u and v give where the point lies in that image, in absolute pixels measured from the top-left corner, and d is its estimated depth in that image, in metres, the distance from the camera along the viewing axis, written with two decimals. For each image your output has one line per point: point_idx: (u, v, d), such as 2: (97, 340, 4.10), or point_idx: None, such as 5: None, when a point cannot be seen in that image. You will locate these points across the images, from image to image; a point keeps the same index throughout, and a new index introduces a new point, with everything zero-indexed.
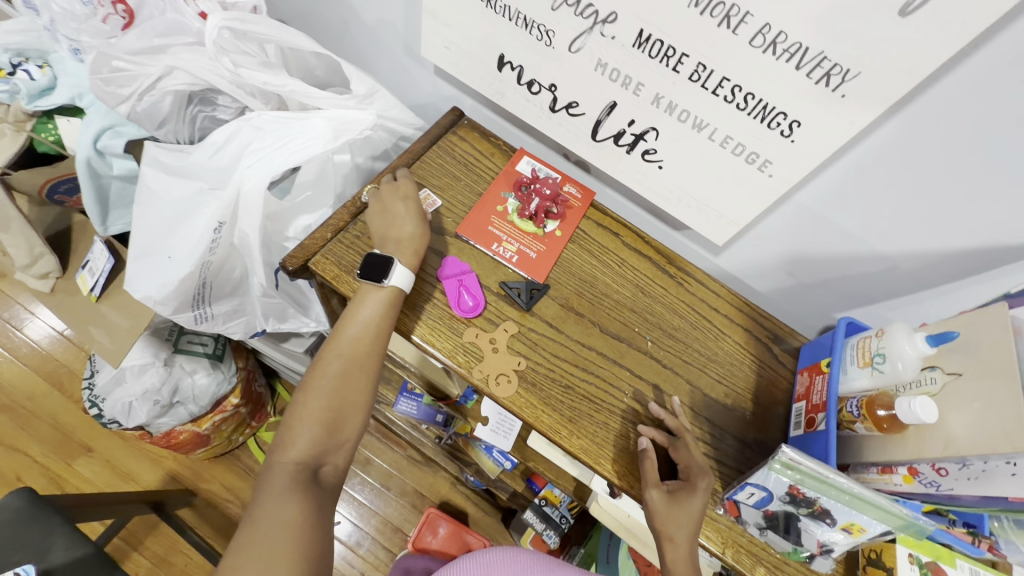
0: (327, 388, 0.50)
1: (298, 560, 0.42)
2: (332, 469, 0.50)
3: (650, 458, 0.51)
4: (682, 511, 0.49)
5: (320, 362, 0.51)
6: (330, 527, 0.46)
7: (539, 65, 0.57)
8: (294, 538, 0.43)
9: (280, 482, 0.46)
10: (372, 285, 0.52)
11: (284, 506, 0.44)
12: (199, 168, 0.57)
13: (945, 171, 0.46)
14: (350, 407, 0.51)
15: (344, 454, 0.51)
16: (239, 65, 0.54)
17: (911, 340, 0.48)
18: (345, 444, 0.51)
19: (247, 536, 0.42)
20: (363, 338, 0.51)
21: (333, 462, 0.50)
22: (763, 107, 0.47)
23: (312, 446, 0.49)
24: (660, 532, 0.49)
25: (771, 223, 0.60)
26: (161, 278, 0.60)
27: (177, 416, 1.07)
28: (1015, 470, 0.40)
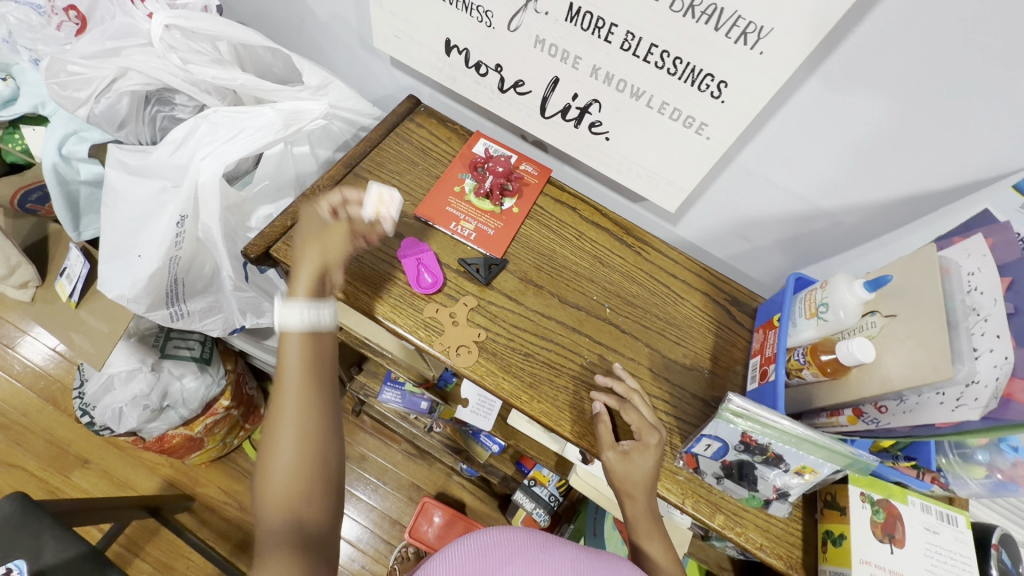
0: (289, 438, 0.48)
1: None
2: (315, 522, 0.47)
3: (599, 424, 0.53)
4: (639, 469, 0.51)
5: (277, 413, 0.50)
6: None
7: (483, 46, 0.59)
8: None
9: (266, 548, 0.44)
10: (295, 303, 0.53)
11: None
12: (160, 166, 0.59)
13: (891, 135, 0.48)
14: (318, 444, 0.49)
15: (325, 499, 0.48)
16: (188, 62, 0.56)
17: (851, 288, 0.50)
18: (325, 486, 0.49)
19: None
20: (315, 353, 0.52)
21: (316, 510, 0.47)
22: (691, 70, 0.48)
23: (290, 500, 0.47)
24: (621, 488, 0.52)
25: (719, 187, 0.62)
26: (132, 276, 0.62)
27: (168, 420, 1.08)
28: (943, 399, 0.42)
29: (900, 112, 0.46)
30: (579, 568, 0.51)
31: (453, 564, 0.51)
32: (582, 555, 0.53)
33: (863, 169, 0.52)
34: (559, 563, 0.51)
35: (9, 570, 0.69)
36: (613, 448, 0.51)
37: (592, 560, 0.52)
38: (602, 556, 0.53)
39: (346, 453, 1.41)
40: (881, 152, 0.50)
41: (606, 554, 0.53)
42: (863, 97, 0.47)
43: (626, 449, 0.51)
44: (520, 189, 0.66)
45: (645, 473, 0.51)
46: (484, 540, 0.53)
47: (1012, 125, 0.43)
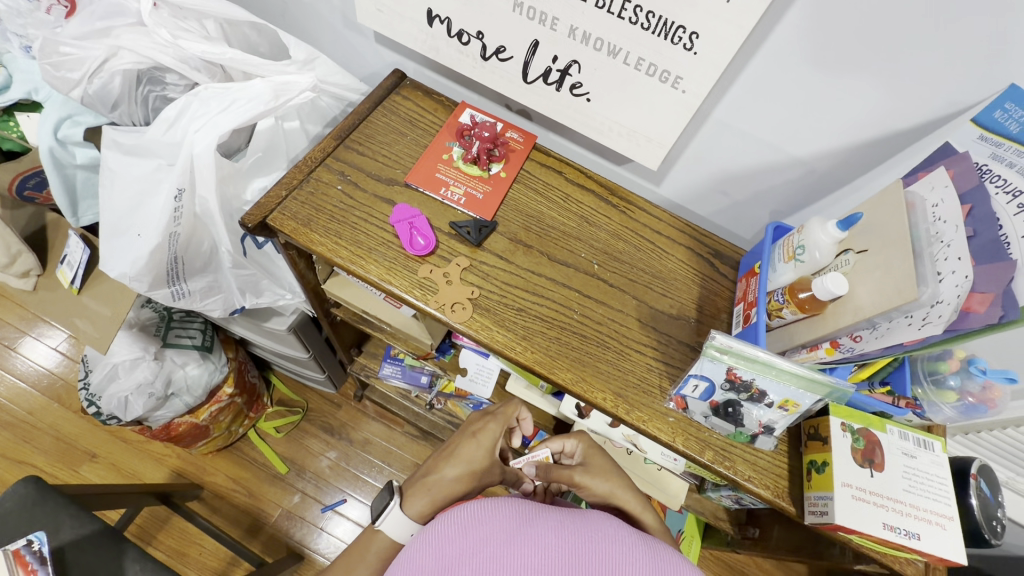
0: None
1: None
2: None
3: (550, 468, 0.59)
4: (597, 471, 0.57)
5: None
6: None
7: (464, 14, 0.61)
8: None
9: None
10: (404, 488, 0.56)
11: None
12: (155, 144, 0.60)
13: (865, 93, 0.51)
14: None
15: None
16: (178, 38, 0.57)
17: (824, 229, 0.52)
18: None
19: None
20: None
21: None
22: (664, 24, 0.50)
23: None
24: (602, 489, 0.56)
25: (698, 144, 0.64)
26: (133, 254, 0.64)
27: (174, 407, 1.10)
28: (911, 321, 0.45)
29: (871, 71, 0.49)
30: (566, 535, 0.39)
31: (422, 564, 0.40)
32: (568, 519, 0.41)
33: (836, 121, 0.54)
34: (545, 535, 0.39)
35: (31, 541, 0.68)
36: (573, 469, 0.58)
37: (581, 524, 0.41)
38: (589, 515, 0.43)
39: (350, 437, 1.43)
40: (859, 114, 0.53)
41: (594, 512, 0.43)
42: (841, 75, 0.51)
43: (582, 468, 0.58)
44: (507, 155, 0.68)
45: (602, 480, 0.56)
46: (454, 525, 0.41)
47: (967, 60, 0.45)
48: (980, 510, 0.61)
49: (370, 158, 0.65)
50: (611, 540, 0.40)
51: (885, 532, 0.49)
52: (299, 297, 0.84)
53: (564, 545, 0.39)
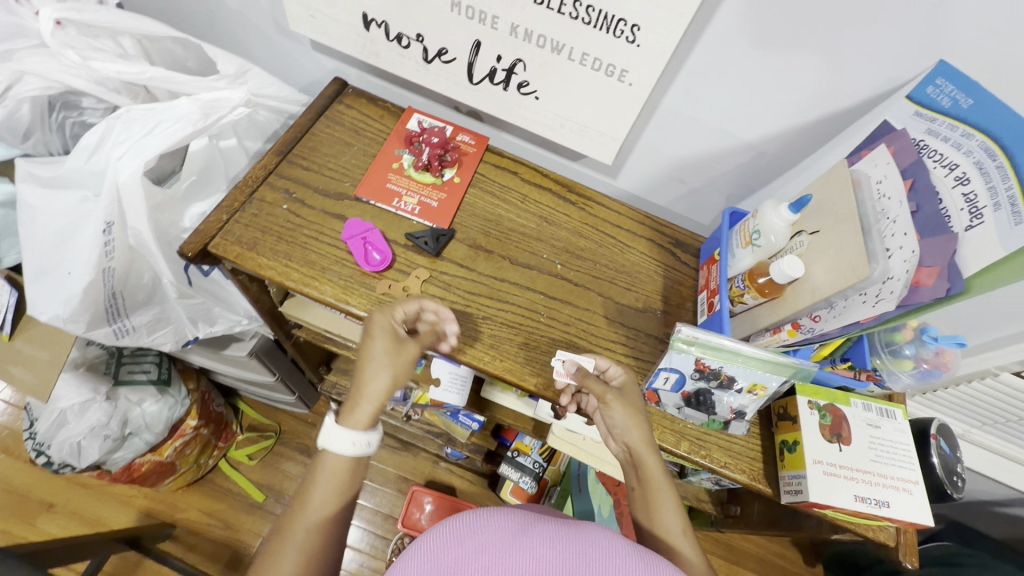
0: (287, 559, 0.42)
1: None
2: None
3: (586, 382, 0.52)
4: (632, 407, 0.53)
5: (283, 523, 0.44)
6: None
7: (401, 16, 0.58)
8: None
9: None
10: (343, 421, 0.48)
11: None
12: (77, 174, 0.56)
13: (805, 72, 0.51)
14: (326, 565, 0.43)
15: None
16: (90, 58, 0.53)
17: (777, 212, 0.53)
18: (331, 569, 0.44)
19: None
20: (329, 512, 0.45)
21: None
22: (605, 17, 0.49)
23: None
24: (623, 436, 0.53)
25: (649, 135, 0.64)
26: (63, 293, 0.59)
27: (134, 447, 1.04)
28: (865, 298, 0.46)
29: (814, 45, 0.49)
30: (560, 547, 0.37)
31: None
32: (562, 529, 0.39)
33: (783, 104, 0.55)
34: (539, 548, 0.37)
35: None
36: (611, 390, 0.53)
37: (575, 535, 0.39)
38: (581, 524, 0.40)
39: None
40: (802, 96, 0.54)
41: (586, 522, 0.41)
42: (785, 51, 0.50)
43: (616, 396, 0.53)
44: (460, 159, 0.66)
45: (627, 413, 0.52)
46: (449, 532, 0.38)
47: (898, 41, 0.46)
48: (942, 467, 0.63)
49: (316, 172, 0.62)
50: (605, 551, 0.38)
51: (857, 504, 0.51)
52: (255, 318, 0.80)
53: (557, 558, 0.37)
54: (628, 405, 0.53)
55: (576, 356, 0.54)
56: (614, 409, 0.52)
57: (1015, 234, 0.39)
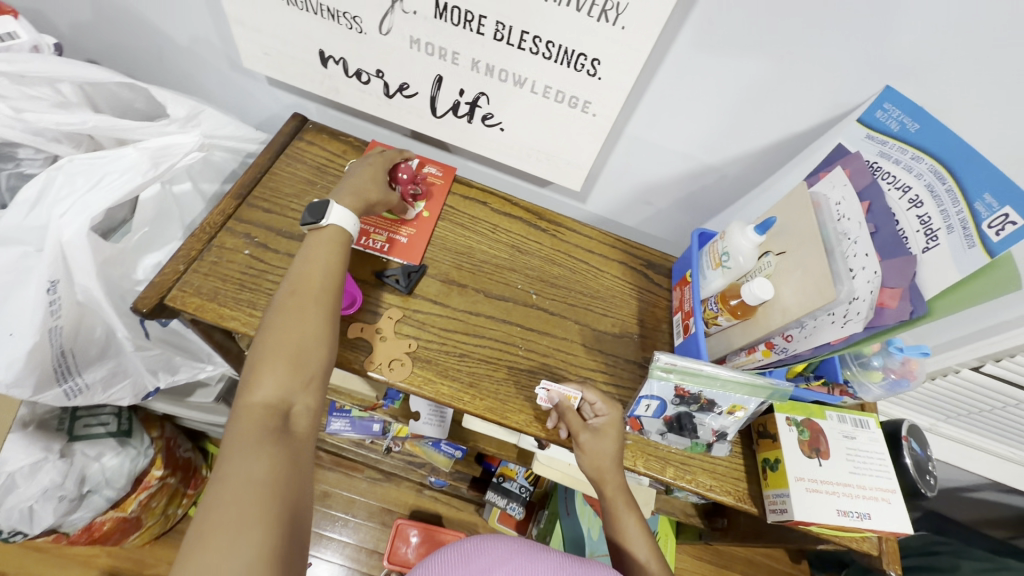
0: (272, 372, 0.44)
1: (277, 496, 0.38)
2: (303, 412, 0.45)
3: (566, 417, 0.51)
4: (607, 444, 0.52)
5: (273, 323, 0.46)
6: (307, 470, 0.41)
7: (359, 54, 0.57)
8: (264, 484, 0.38)
9: (247, 425, 0.41)
10: (320, 234, 0.51)
11: (250, 454, 0.39)
12: (15, 231, 0.52)
13: (760, 96, 0.53)
14: (312, 377, 0.46)
15: (317, 395, 0.46)
16: (23, 109, 0.51)
17: (744, 234, 0.54)
18: (316, 383, 0.46)
19: (210, 490, 0.37)
20: (320, 285, 0.48)
21: (304, 403, 0.45)
22: (565, 52, 0.50)
23: (279, 386, 0.44)
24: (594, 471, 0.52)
25: (615, 160, 0.64)
26: (3, 359, 0.54)
27: (94, 506, 0.97)
28: (834, 318, 0.47)
29: (763, 54, 0.49)
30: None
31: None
32: (569, 563, 0.47)
33: (742, 127, 0.56)
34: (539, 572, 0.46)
35: None
36: (585, 428, 0.52)
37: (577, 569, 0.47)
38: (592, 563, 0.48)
39: None
40: (759, 119, 0.55)
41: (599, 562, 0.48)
42: (729, 54, 0.50)
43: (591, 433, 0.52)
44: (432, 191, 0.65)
45: (602, 450, 0.52)
46: (453, 553, 0.48)
47: (845, 68, 0.48)
48: (915, 468, 0.65)
49: (279, 214, 0.60)
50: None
51: (839, 518, 0.51)
52: (223, 366, 0.78)
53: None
54: (602, 442, 0.52)
55: (561, 388, 0.52)
56: (589, 446, 0.52)
57: (969, 257, 0.41)
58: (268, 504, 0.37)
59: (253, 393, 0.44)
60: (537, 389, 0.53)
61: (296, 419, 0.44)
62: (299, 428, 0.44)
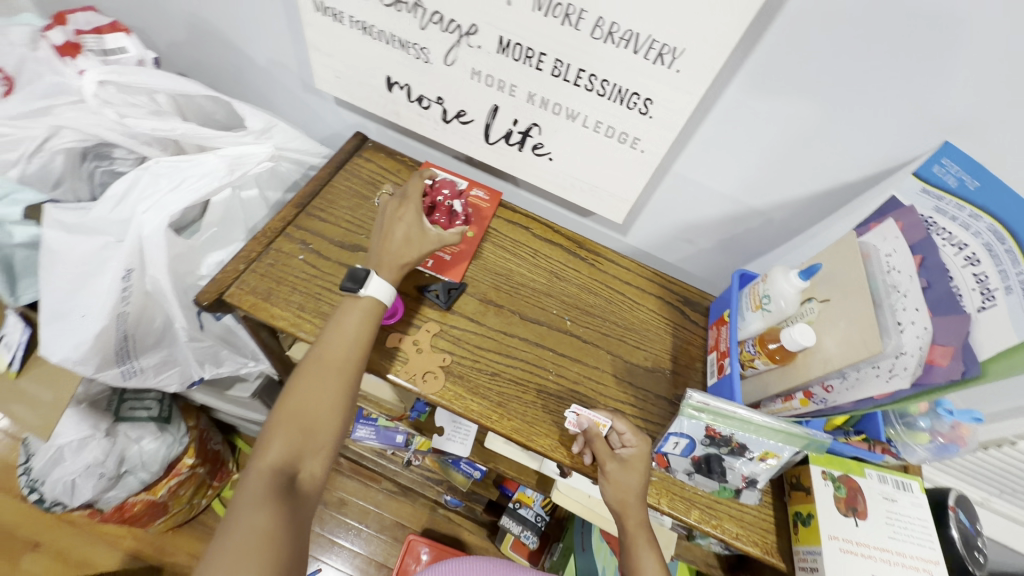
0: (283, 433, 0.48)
1: (273, 556, 0.41)
2: (309, 476, 0.49)
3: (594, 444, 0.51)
4: (634, 478, 0.51)
5: (292, 387, 0.50)
6: (305, 534, 0.44)
7: (423, 81, 0.61)
8: (265, 542, 0.41)
9: (254, 485, 0.45)
10: (353, 304, 0.54)
11: (254, 512, 0.43)
12: (103, 222, 0.57)
13: (810, 143, 0.53)
14: (321, 444, 0.50)
15: (323, 460, 0.50)
16: (125, 115, 0.56)
17: (788, 279, 0.53)
18: (324, 450, 0.50)
19: (214, 546, 0.40)
20: (344, 353, 0.51)
21: (310, 469, 0.49)
22: (620, 91, 0.52)
23: (291, 449, 0.48)
24: (616, 504, 0.51)
25: (659, 196, 0.66)
26: (75, 339, 0.59)
27: (128, 486, 1.02)
28: (878, 371, 0.46)
29: (817, 100, 0.49)
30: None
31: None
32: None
33: (789, 172, 0.56)
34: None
35: None
36: (613, 457, 0.51)
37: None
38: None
39: (324, 499, 1.36)
40: (807, 165, 0.55)
41: None
42: (781, 95, 0.50)
43: (615, 464, 0.51)
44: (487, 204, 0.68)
45: (625, 484, 0.51)
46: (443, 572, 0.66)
47: (901, 121, 0.48)
48: (961, 542, 0.61)
49: (333, 225, 0.64)
50: None
51: None
52: (262, 362, 0.81)
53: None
54: (630, 476, 0.51)
55: (592, 414, 0.52)
56: (614, 477, 0.51)
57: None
58: (265, 559, 0.40)
59: (264, 455, 0.48)
60: (567, 412, 0.53)
61: (302, 482, 0.48)
62: (304, 491, 0.48)
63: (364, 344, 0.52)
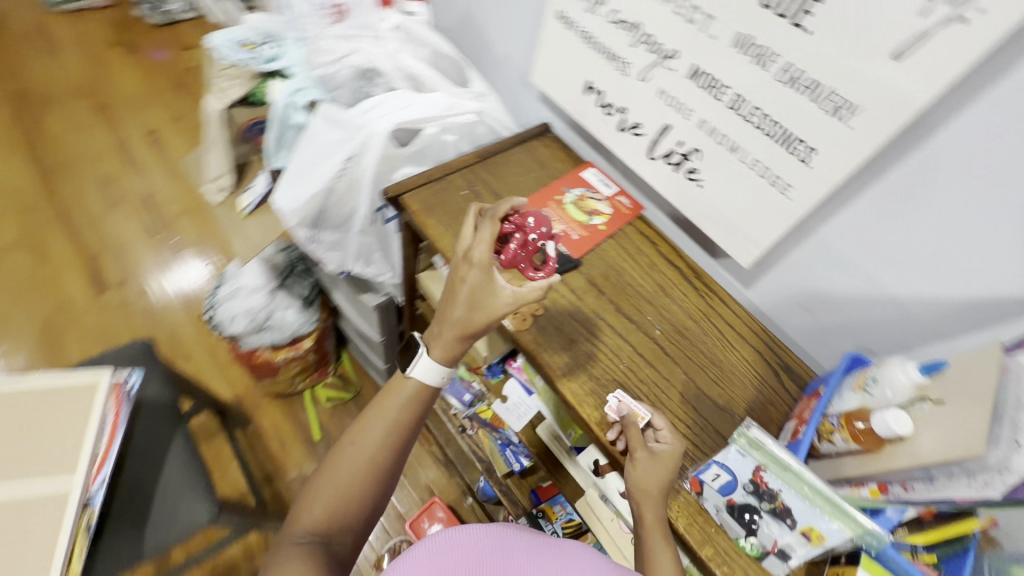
0: (326, 492, 0.53)
1: None
2: (343, 545, 0.52)
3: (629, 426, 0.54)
4: (658, 475, 0.51)
5: (337, 450, 0.55)
6: None
7: (614, 90, 0.72)
8: None
9: (289, 544, 0.49)
10: (405, 380, 0.57)
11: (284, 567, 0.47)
12: (350, 121, 0.77)
13: (979, 243, 0.50)
14: (359, 511, 0.54)
15: (355, 528, 0.54)
16: (400, 55, 0.80)
17: (905, 369, 0.50)
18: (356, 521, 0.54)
19: None
20: (384, 434, 0.55)
21: (342, 539, 0.52)
22: (787, 135, 0.55)
23: (330, 513, 0.52)
24: (636, 493, 0.52)
25: (794, 256, 0.66)
26: (296, 195, 0.82)
27: (262, 340, 1.25)
28: (971, 483, 0.41)
29: (1000, 198, 0.47)
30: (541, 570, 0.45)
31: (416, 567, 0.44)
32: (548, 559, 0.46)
33: (947, 268, 0.53)
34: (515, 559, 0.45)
35: (126, 378, 0.79)
36: (643, 447, 0.53)
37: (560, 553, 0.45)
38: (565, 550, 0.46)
39: None
40: (970, 267, 0.51)
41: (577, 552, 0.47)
42: (959, 183, 0.49)
43: (645, 454, 0.52)
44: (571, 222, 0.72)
45: (648, 476, 0.52)
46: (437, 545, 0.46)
47: None
48: None
49: (497, 180, 0.76)
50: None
51: None
52: (396, 278, 0.97)
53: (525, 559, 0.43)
54: (654, 467, 0.52)
55: (632, 404, 0.56)
56: (639, 466, 0.52)
57: None
58: None
59: (305, 515, 0.52)
60: (611, 398, 0.58)
61: (335, 547, 0.51)
62: (336, 554, 0.51)
63: (402, 428, 0.56)
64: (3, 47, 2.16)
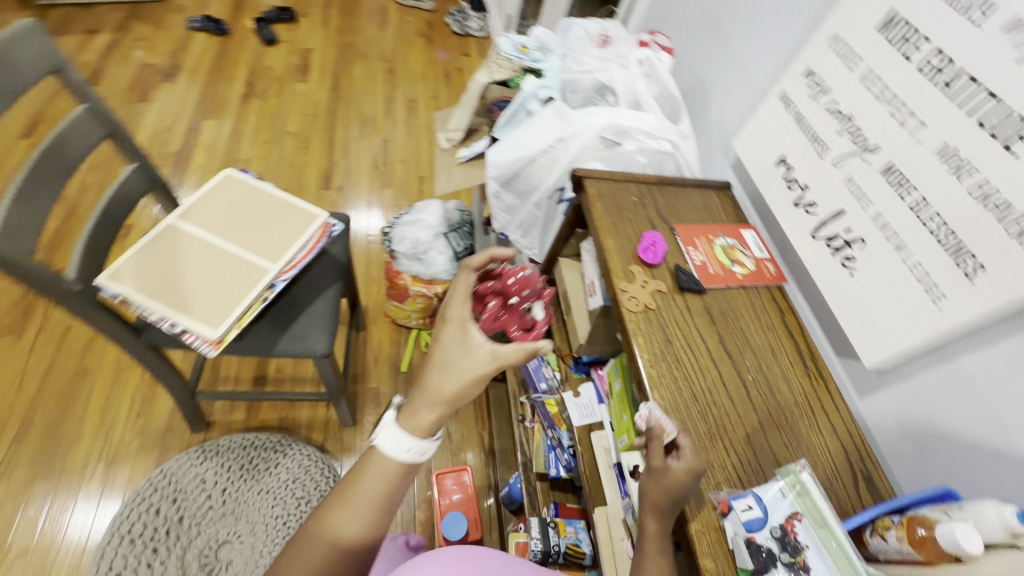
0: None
1: None
2: None
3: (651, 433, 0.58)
4: (664, 488, 0.54)
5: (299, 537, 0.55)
6: None
7: (805, 168, 0.78)
8: None
9: None
10: (375, 463, 0.57)
11: None
12: (573, 113, 0.95)
13: None
14: None
15: None
16: (636, 82, 0.96)
17: (1000, 509, 0.45)
18: None
19: None
20: (360, 531, 0.55)
21: None
22: (959, 247, 0.57)
23: None
24: (654, 471, 0.56)
25: (922, 376, 0.64)
26: (505, 153, 1.01)
27: (412, 267, 1.50)
28: None
29: None
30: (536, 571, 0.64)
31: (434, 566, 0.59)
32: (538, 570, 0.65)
33: None
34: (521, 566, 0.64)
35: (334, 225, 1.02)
36: (658, 458, 0.57)
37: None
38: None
39: None
40: None
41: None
42: None
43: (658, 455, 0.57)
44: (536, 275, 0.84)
45: (654, 484, 0.55)
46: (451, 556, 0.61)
47: None
48: None
49: (665, 202, 0.87)
50: None
51: None
52: (538, 256, 1.14)
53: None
54: (665, 482, 0.54)
55: (660, 420, 0.60)
56: (657, 462, 0.57)
57: None
58: None
59: None
60: (644, 410, 0.62)
61: None
62: None
63: (379, 515, 0.57)
64: (357, 13, 2.95)
